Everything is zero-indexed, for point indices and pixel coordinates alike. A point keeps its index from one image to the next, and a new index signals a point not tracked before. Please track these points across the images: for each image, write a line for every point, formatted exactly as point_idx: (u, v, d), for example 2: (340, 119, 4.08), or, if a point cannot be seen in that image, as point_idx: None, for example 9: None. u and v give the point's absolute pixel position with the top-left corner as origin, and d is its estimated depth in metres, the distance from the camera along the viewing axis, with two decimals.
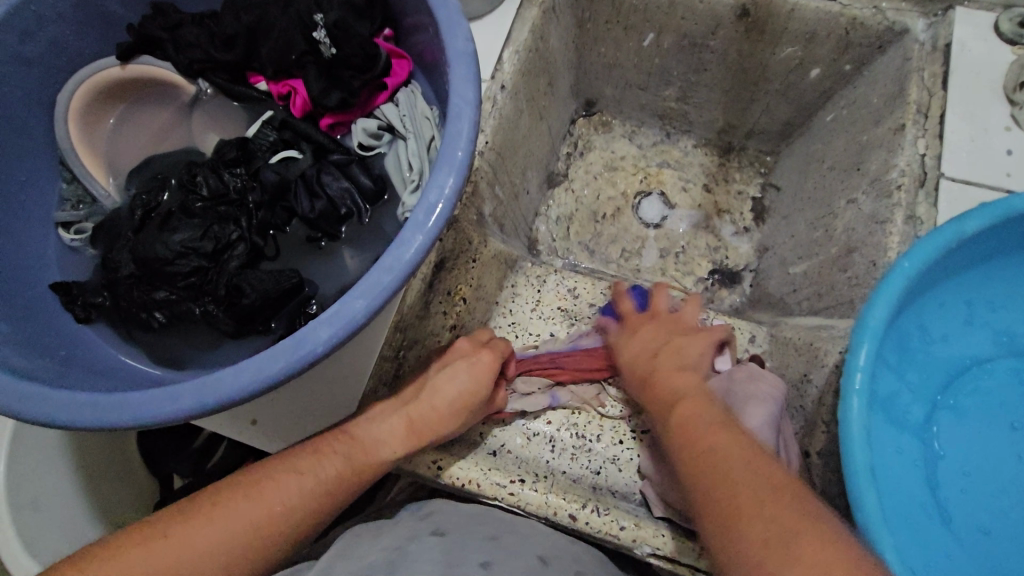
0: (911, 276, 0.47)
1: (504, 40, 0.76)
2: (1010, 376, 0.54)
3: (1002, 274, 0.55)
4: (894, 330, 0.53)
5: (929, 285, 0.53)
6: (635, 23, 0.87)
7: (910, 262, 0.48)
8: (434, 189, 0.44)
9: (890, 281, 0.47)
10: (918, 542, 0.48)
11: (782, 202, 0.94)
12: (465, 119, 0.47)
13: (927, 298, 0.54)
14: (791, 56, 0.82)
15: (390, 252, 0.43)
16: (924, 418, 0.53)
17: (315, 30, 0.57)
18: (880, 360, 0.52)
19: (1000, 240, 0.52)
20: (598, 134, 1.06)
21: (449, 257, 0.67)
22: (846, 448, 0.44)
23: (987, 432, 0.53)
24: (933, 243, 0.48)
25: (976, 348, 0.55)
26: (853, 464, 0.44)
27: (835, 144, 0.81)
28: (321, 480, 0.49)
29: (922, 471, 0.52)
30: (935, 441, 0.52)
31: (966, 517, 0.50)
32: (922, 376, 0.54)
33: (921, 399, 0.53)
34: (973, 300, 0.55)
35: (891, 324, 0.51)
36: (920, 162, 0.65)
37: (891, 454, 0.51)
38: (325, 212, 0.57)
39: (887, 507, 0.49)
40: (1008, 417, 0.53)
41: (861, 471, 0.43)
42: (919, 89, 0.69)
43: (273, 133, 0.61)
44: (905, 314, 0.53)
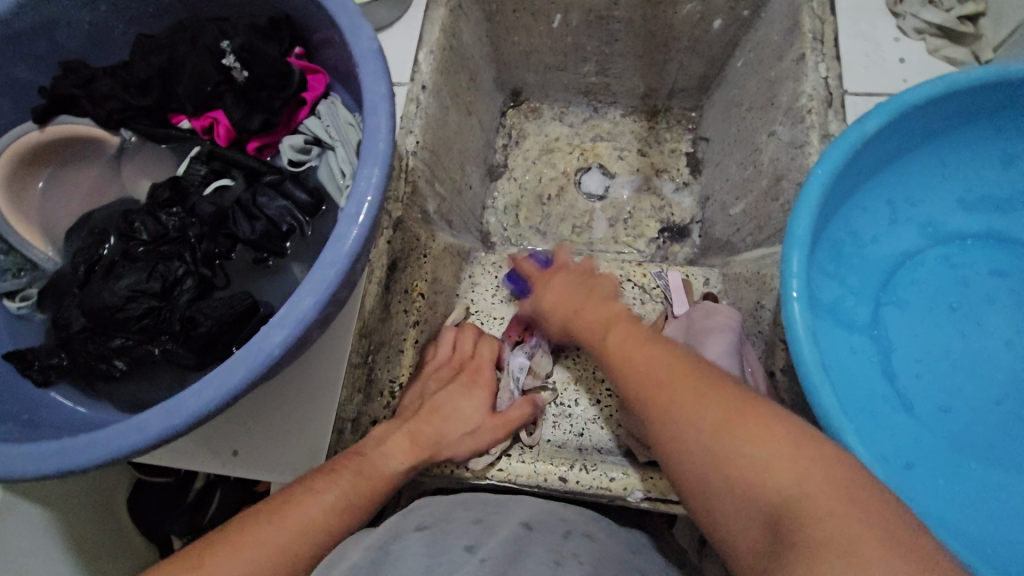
0: (826, 182, 0.50)
1: (417, 44, 0.79)
2: (941, 262, 0.58)
3: (914, 170, 0.58)
4: (825, 238, 0.56)
5: (848, 192, 0.56)
6: (541, 7, 0.90)
7: (821, 169, 0.50)
8: (361, 181, 0.46)
9: (807, 190, 0.50)
10: (888, 434, 0.51)
11: (712, 150, 0.97)
12: (381, 111, 0.48)
13: (850, 204, 0.57)
14: (692, 12, 0.86)
15: (329, 249, 0.44)
16: (871, 315, 0.56)
17: (224, 57, 0.58)
18: (817, 269, 0.55)
19: (903, 137, 0.55)
20: (530, 120, 1.08)
21: (401, 256, 0.68)
22: (795, 350, 0.46)
23: (931, 317, 0.56)
24: (839, 149, 0.51)
25: (905, 242, 0.58)
26: (803, 364, 0.46)
27: (749, 86, 0.85)
28: (347, 492, 0.48)
29: (879, 365, 0.54)
30: (884, 335, 0.55)
31: (926, 399, 0.53)
32: (861, 277, 0.57)
33: (863, 298, 0.56)
34: (894, 199, 0.58)
35: (819, 232, 0.54)
36: (824, 84, 0.69)
37: (846, 353, 0.54)
38: (267, 232, 0.58)
39: (851, 404, 0.51)
40: (947, 299, 0.56)
41: (811, 366, 0.45)
42: (812, 19, 0.72)
43: (203, 166, 0.61)
44: (832, 223, 0.56)
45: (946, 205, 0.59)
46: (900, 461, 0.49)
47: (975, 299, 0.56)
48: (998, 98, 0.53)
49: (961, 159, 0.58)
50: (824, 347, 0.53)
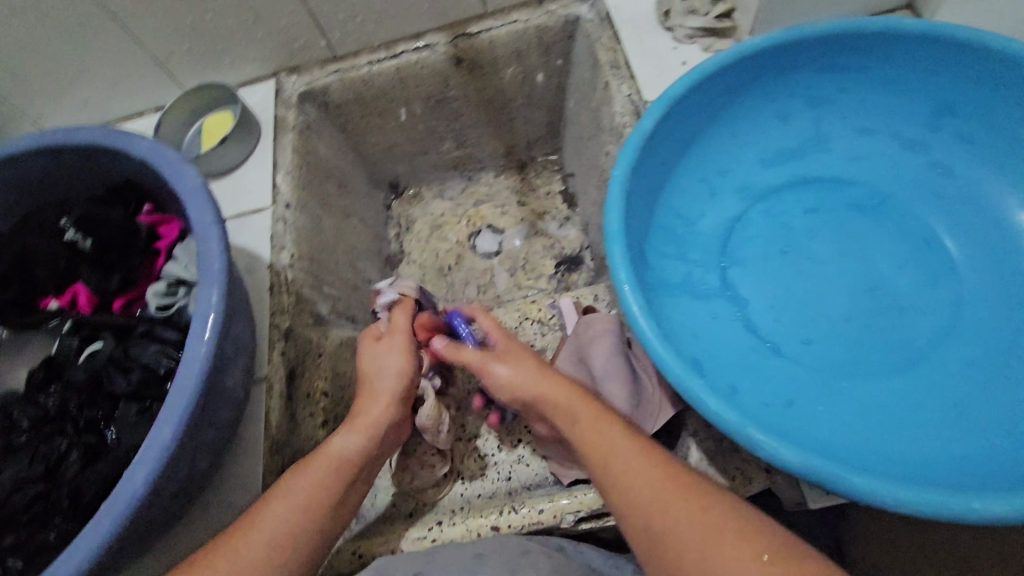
0: (625, 178, 0.56)
1: (274, 169, 0.86)
2: (762, 216, 0.64)
3: (713, 147, 0.65)
4: (655, 226, 0.61)
5: (661, 181, 0.62)
6: (385, 106, 0.99)
7: (619, 168, 0.56)
8: (202, 303, 0.50)
9: (611, 190, 0.55)
10: (763, 380, 0.54)
11: (578, 183, 1.05)
12: (211, 236, 0.52)
13: (668, 191, 0.63)
14: (514, 73, 0.97)
15: (181, 373, 0.47)
16: (719, 280, 0.61)
17: (66, 233, 0.63)
18: (657, 254, 0.60)
19: (689, 122, 0.62)
20: (413, 206, 1.15)
21: (297, 364, 0.69)
22: (637, 329, 0.50)
23: (770, 266, 0.61)
24: (629, 147, 0.57)
25: (726, 210, 0.65)
26: (648, 339, 0.49)
27: (582, 119, 0.95)
28: (308, 480, 0.53)
29: (740, 321, 0.58)
30: (736, 293, 0.60)
31: (791, 339, 0.57)
32: (700, 250, 0.62)
33: (708, 267, 0.61)
34: (706, 176, 0.65)
35: (645, 222, 0.60)
36: (630, 101, 0.78)
37: (707, 319, 0.58)
38: (146, 381, 0.58)
39: (721, 364, 0.54)
40: (778, 245, 0.62)
41: (655, 338, 0.49)
42: (606, 52, 0.83)
43: (74, 337, 0.62)
44: (656, 211, 0.62)
45: (750, 168, 0.66)
46: (779, 402, 0.52)
47: (803, 239, 0.62)
48: (751, 73, 0.61)
49: (748, 128, 0.65)
50: (681, 321, 0.57)
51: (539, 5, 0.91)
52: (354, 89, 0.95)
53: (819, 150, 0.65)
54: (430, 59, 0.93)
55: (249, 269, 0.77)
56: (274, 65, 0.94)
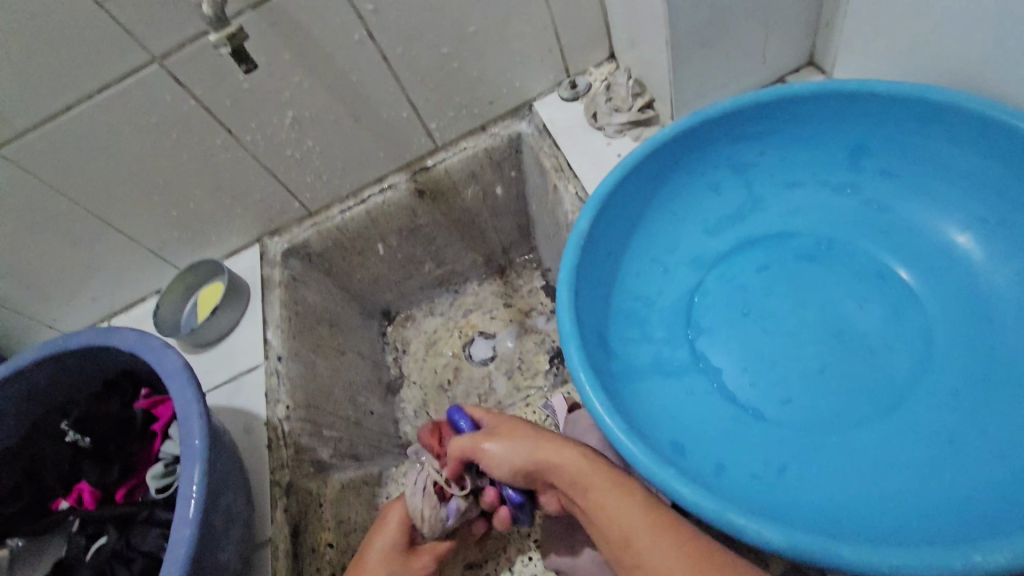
0: (570, 282, 0.59)
1: (265, 326, 0.91)
2: (718, 283, 0.68)
3: (658, 226, 0.70)
4: (616, 315, 0.65)
5: (613, 272, 0.66)
6: (362, 245, 1.06)
7: (564, 273, 0.60)
8: (185, 483, 0.53)
9: (560, 294, 0.58)
10: (748, 452, 0.58)
11: (556, 276, 1.09)
12: (191, 413, 0.55)
13: (622, 279, 0.67)
14: (475, 192, 1.05)
15: (169, 558, 0.51)
16: (690, 354, 0.64)
17: (68, 435, 0.67)
18: (622, 342, 0.64)
19: (628, 210, 0.67)
20: (407, 328, 1.19)
21: (301, 517, 0.70)
22: (605, 426, 0.52)
23: (735, 330, 0.65)
24: (570, 252, 0.61)
25: (684, 282, 0.69)
26: (620, 438, 0.51)
27: (545, 219, 1.00)
28: None
29: (716, 392, 0.62)
30: (708, 365, 0.64)
31: (761, 400, 0.61)
32: (666, 328, 0.66)
33: (677, 343, 0.65)
34: (658, 254, 0.70)
35: (603, 314, 0.64)
36: (578, 198, 0.83)
37: (685, 396, 0.62)
38: (148, 567, 0.59)
39: (705, 443, 0.58)
40: (739, 309, 0.66)
41: (624, 433, 0.51)
42: (549, 158, 0.90)
43: (81, 535, 0.64)
44: (615, 301, 0.66)
45: (694, 239, 0.70)
46: (766, 474, 0.56)
47: (760, 298, 0.66)
48: (670, 157, 0.66)
49: (684, 206, 0.70)
50: (656, 405, 0.61)
51: (483, 130, 1.00)
52: (332, 236, 1.03)
53: (756, 210, 0.70)
54: (396, 197, 1.02)
55: (247, 430, 0.80)
56: (257, 231, 1.02)
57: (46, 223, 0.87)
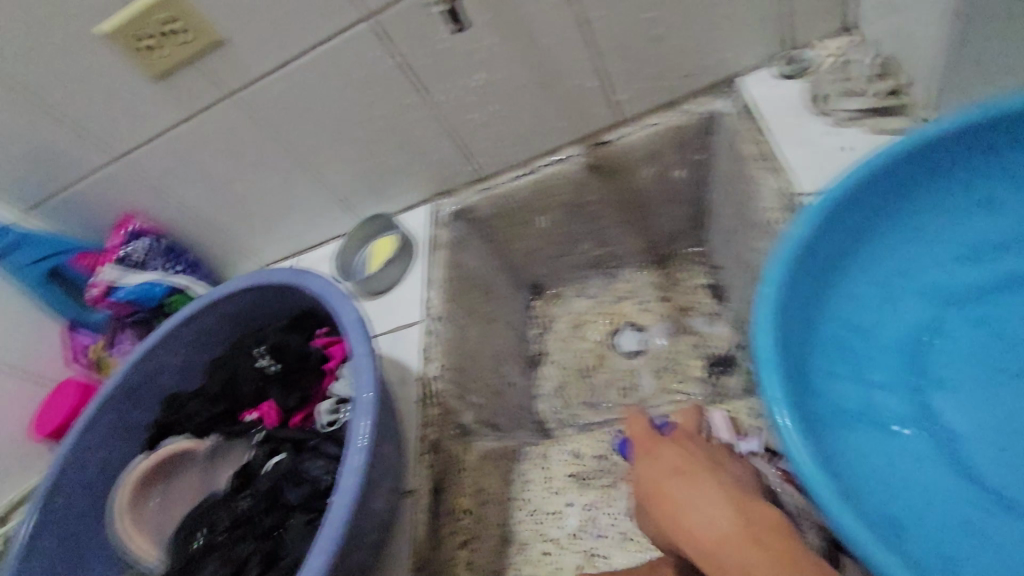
0: (775, 296, 0.50)
1: (427, 285, 0.94)
2: (964, 325, 0.55)
3: (894, 245, 0.57)
4: (823, 344, 0.55)
5: (826, 293, 0.55)
6: (525, 216, 1.05)
7: (767, 286, 0.51)
8: (355, 434, 0.55)
9: (760, 311, 0.50)
10: (994, 551, 0.46)
11: (728, 275, 0.97)
12: (365, 367, 0.58)
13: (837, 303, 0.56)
14: (651, 173, 0.97)
15: (334, 498, 0.53)
16: (908, 410, 0.53)
17: (260, 359, 0.74)
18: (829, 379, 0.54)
19: (857, 222, 0.55)
20: (554, 305, 1.16)
21: (442, 477, 0.72)
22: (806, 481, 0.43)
23: (978, 392, 0.52)
24: (779, 263, 0.51)
25: (915, 319, 0.56)
26: (826, 503, 0.42)
27: (728, 212, 0.90)
28: None
29: (943, 463, 0.51)
30: (935, 428, 0.52)
31: (994, 466, 0.50)
32: (884, 371, 0.55)
33: (895, 393, 0.54)
34: (886, 279, 0.57)
35: (807, 341, 0.54)
36: (780, 194, 0.72)
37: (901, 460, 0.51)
38: (311, 493, 0.65)
39: (928, 526, 0.47)
40: (990, 365, 0.53)
41: (832, 499, 0.42)
42: (748, 144, 0.79)
43: (262, 448, 0.72)
44: (824, 327, 0.55)
45: (941, 266, 0.56)
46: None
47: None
48: (927, 163, 0.54)
49: (936, 222, 0.56)
50: (867, 465, 0.50)
51: (675, 105, 0.91)
52: (498, 204, 1.03)
53: None
54: (567, 170, 0.98)
55: (401, 382, 0.84)
56: (429, 191, 1.06)
57: (263, 165, 0.98)
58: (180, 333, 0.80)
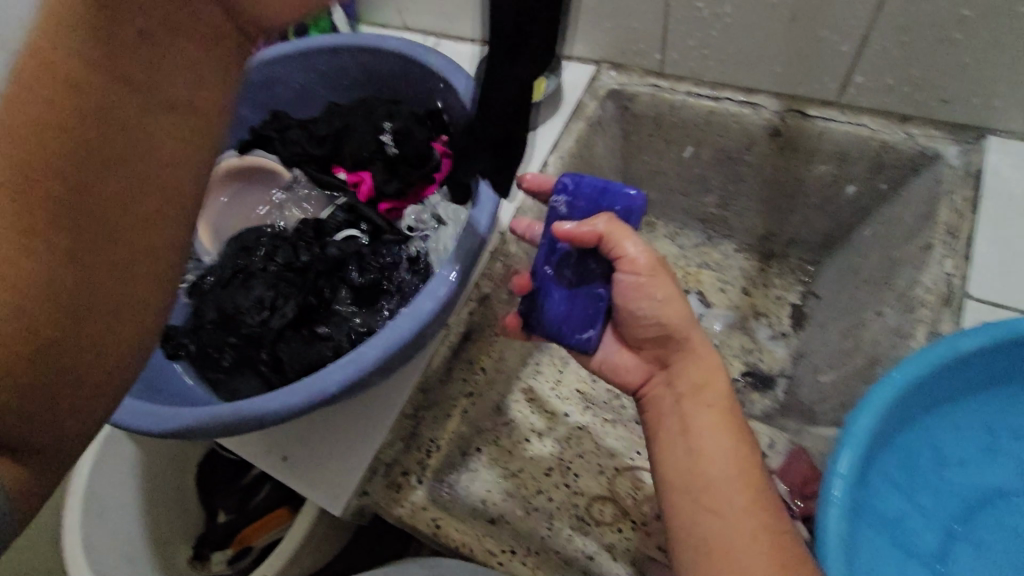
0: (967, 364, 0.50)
1: (550, 148, 0.88)
2: (1000, 466, 0.56)
3: (994, 400, 0.54)
4: (936, 415, 0.54)
5: (961, 391, 0.53)
6: (675, 137, 0.95)
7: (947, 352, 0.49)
8: (447, 267, 0.56)
9: (947, 374, 0.51)
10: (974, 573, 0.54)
11: (819, 310, 0.93)
12: (484, 212, 0.60)
13: (958, 403, 0.54)
14: (825, 173, 0.86)
15: (406, 315, 0.53)
16: (959, 463, 0.56)
17: (383, 133, 0.72)
18: (931, 427, 0.54)
19: (994, 368, 0.52)
20: (641, 233, 1.11)
21: (475, 328, 0.72)
22: (891, 454, 0.53)
23: (978, 473, 0.56)
24: (976, 338, 0.49)
25: (978, 442, 0.55)
26: (888, 503, 0.54)
27: (870, 258, 0.82)
28: None
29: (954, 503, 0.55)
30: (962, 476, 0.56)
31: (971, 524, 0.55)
32: (963, 441, 0.55)
33: (965, 446, 0.55)
34: (1000, 384, 0.54)
35: (933, 409, 0.54)
36: (947, 282, 0.65)
37: (930, 493, 0.55)
38: (371, 283, 0.69)
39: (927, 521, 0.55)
40: (986, 443, 0.56)
41: (896, 484, 0.54)
42: (948, 211, 0.70)
43: (342, 214, 0.74)
44: (925, 421, 0.54)
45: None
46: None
47: (1002, 463, 0.56)
48: None
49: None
50: (926, 493, 0.55)
51: (899, 123, 0.78)
52: (659, 108, 0.92)
53: None
54: (749, 118, 0.86)
55: None
56: (602, 54, 0.93)
57: None
58: (316, 58, 0.77)
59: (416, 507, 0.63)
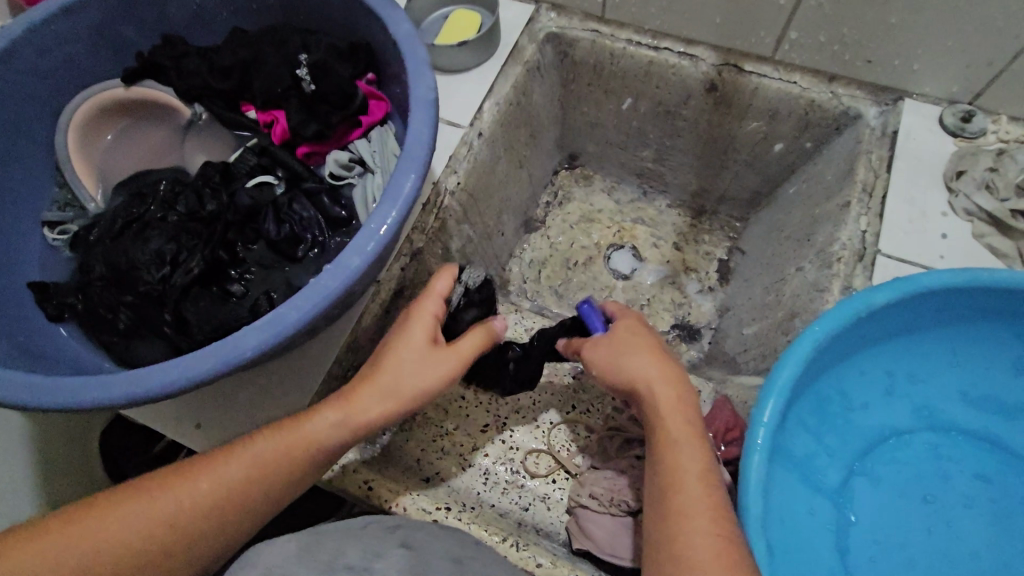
0: (876, 313, 0.52)
1: (486, 93, 0.83)
2: (898, 407, 0.61)
3: (896, 347, 0.58)
4: (844, 365, 0.57)
5: (868, 341, 0.57)
6: (614, 88, 0.93)
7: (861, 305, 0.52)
8: (377, 219, 0.49)
9: (860, 325, 0.53)
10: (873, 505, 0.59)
11: (744, 265, 0.96)
12: (415, 157, 0.51)
13: (863, 352, 0.57)
14: (756, 130, 0.88)
15: (328, 273, 0.47)
16: (863, 407, 0.60)
17: (299, 68, 0.64)
18: (841, 376, 0.58)
19: (899, 319, 0.56)
20: (578, 186, 1.10)
21: (408, 286, 0.70)
22: (804, 400, 0.56)
23: (880, 415, 0.60)
24: (888, 291, 0.52)
25: (881, 388, 0.60)
26: (801, 443, 0.57)
27: (793, 215, 0.85)
28: None
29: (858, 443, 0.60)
30: (866, 418, 0.60)
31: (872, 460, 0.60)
32: (867, 387, 0.60)
33: (869, 391, 0.60)
34: (901, 335, 0.57)
35: (843, 359, 0.57)
36: (861, 238, 0.69)
37: (838, 435, 0.59)
38: (288, 237, 0.62)
39: (832, 459, 0.59)
40: (888, 388, 0.60)
41: (805, 430, 0.57)
42: (866, 171, 0.74)
43: (253, 158, 0.66)
44: (836, 369, 0.57)
45: (927, 353, 0.59)
46: (856, 517, 0.58)
47: (900, 402, 0.61)
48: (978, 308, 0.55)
49: (933, 337, 0.58)
50: (833, 434, 0.59)
51: (827, 82, 0.80)
52: (599, 57, 0.89)
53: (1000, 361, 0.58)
54: (687, 71, 0.85)
55: None
56: None
57: None
58: None
59: (347, 469, 0.60)
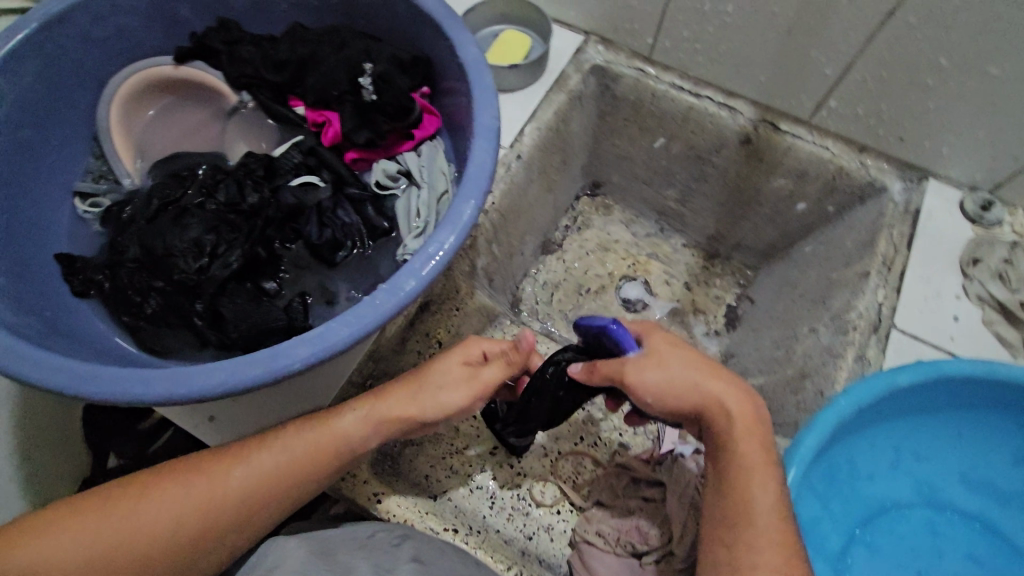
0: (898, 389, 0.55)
1: (528, 116, 0.84)
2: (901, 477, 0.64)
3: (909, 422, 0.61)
4: (858, 435, 0.60)
5: (885, 416, 0.59)
6: (650, 126, 0.94)
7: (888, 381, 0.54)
8: (434, 243, 0.49)
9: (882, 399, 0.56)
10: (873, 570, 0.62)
11: (753, 315, 0.99)
12: (476, 185, 0.52)
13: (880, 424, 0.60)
14: (782, 187, 0.90)
15: (383, 292, 0.47)
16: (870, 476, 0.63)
17: (361, 76, 0.64)
18: (856, 445, 0.60)
19: (918, 399, 0.58)
20: (598, 214, 1.11)
21: (434, 300, 0.71)
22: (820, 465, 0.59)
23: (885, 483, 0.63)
24: (916, 371, 0.54)
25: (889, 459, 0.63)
26: (813, 503, 0.60)
27: (809, 274, 0.88)
28: None
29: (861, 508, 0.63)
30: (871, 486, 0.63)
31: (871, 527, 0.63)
32: (876, 457, 0.62)
33: (878, 461, 0.63)
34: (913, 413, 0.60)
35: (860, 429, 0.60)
36: (877, 309, 0.71)
37: (843, 500, 0.62)
38: (329, 241, 0.62)
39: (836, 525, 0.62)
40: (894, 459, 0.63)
41: (818, 493, 0.60)
42: (886, 244, 0.76)
43: (299, 155, 0.66)
44: (852, 439, 0.60)
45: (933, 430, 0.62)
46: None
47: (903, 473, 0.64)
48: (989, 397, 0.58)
49: (945, 415, 0.61)
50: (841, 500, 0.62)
51: (858, 152, 0.83)
52: (640, 95, 0.91)
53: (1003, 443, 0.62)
54: (724, 121, 0.87)
55: None
56: (593, 26, 0.88)
57: None
58: None
59: (359, 479, 0.61)
